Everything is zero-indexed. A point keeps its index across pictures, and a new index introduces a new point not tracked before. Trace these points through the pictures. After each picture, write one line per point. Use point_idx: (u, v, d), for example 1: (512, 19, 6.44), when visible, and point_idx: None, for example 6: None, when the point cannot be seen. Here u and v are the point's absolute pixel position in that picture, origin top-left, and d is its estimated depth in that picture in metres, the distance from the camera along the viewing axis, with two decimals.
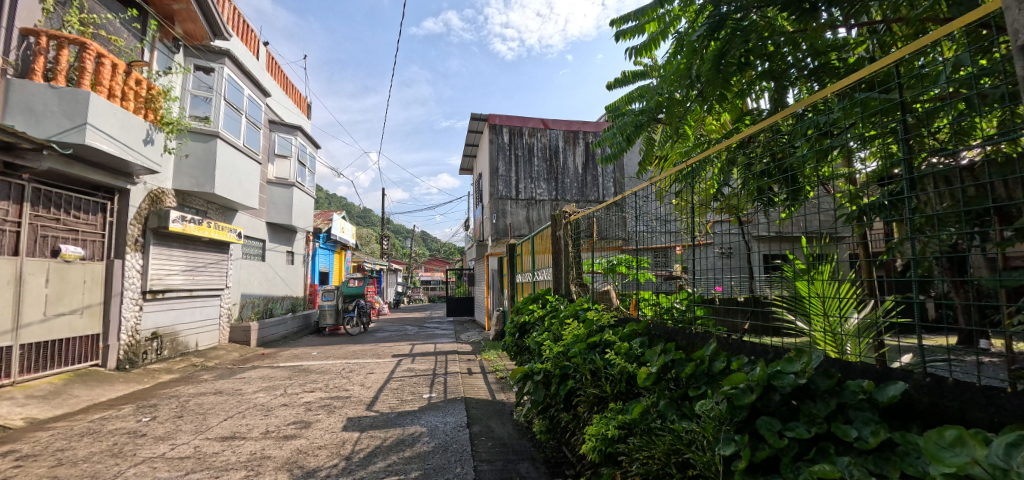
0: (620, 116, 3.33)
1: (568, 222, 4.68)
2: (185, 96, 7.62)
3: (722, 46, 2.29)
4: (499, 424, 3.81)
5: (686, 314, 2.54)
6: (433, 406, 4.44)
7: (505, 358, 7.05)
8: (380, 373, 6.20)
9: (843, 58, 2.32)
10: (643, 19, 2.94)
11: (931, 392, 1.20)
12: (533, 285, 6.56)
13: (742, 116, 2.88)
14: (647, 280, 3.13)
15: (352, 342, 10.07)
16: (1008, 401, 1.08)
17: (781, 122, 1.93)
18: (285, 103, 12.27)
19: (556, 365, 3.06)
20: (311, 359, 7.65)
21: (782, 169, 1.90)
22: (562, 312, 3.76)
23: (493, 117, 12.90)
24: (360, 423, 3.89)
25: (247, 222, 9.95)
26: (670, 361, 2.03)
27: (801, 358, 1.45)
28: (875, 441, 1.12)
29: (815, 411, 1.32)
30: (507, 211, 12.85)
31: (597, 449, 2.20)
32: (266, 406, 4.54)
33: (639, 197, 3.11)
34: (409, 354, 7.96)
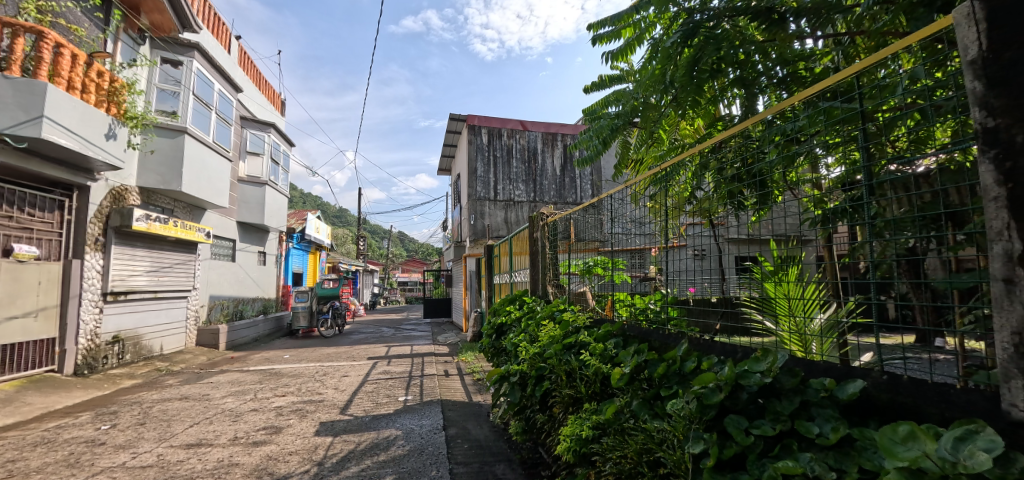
0: (597, 119, 3.36)
1: (546, 223, 4.70)
2: (151, 90, 7.34)
3: (696, 53, 2.34)
4: (476, 426, 3.79)
5: (660, 316, 2.58)
6: (409, 408, 4.39)
7: (482, 360, 7.03)
8: (354, 376, 6.09)
9: (810, 68, 2.43)
10: (619, 24, 2.99)
11: (888, 389, 1.26)
12: (510, 286, 6.57)
13: (715, 121, 2.96)
14: (623, 281, 3.19)
15: (326, 344, 9.88)
16: (958, 397, 1.13)
17: (751, 128, 2.01)
18: (258, 99, 11.95)
19: (532, 366, 3.08)
20: (283, 362, 7.47)
21: (752, 173, 1.99)
22: (538, 313, 3.79)
23: (472, 118, 12.85)
24: (334, 427, 3.82)
25: (217, 222, 9.65)
26: (643, 361, 2.07)
27: (767, 358, 1.50)
28: (836, 437, 1.16)
29: (779, 408, 1.36)
30: (486, 212, 12.84)
31: (572, 449, 2.22)
32: (235, 411, 4.40)
33: (616, 200, 3.17)
34: (385, 357, 7.86)
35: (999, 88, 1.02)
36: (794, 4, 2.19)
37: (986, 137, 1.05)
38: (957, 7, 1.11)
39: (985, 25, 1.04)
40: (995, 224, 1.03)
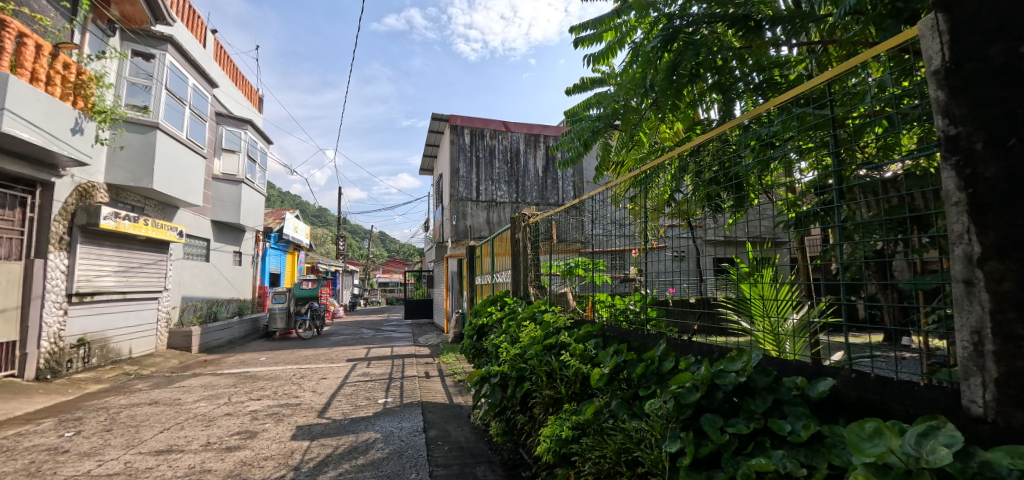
0: (578, 121, 3.39)
1: (527, 224, 4.72)
2: (121, 84, 7.09)
3: (675, 58, 2.38)
4: (456, 427, 3.77)
5: (640, 316, 2.63)
6: (388, 411, 4.35)
7: (463, 361, 7.00)
8: (333, 378, 6.00)
9: (785, 75, 2.49)
10: (600, 27, 3.02)
11: (857, 387, 1.30)
12: (492, 287, 6.56)
13: (694, 125, 3.01)
14: (604, 282, 3.22)
15: (305, 346, 9.71)
16: (921, 394, 1.17)
17: (728, 132, 2.04)
18: (234, 95, 11.67)
19: (512, 367, 3.08)
20: (258, 365, 7.30)
21: (730, 176, 2.03)
22: (519, 314, 3.79)
23: (454, 118, 12.80)
24: (311, 431, 3.75)
25: (190, 220, 9.38)
26: (622, 362, 2.10)
27: (742, 357, 1.54)
28: (807, 434, 1.19)
29: (753, 407, 1.39)
30: (468, 213, 12.80)
31: (552, 450, 2.22)
32: (208, 416, 4.28)
33: (597, 201, 3.19)
34: (365, 358, 7.76)
35: (960, 97, 1.07)
36: (770, 12, 2.24)
37: (949, 144, 1.09)
38: (922, 19, 1.16)
39: (948, 36, 1.09)
40: (956, 227, 1.07)
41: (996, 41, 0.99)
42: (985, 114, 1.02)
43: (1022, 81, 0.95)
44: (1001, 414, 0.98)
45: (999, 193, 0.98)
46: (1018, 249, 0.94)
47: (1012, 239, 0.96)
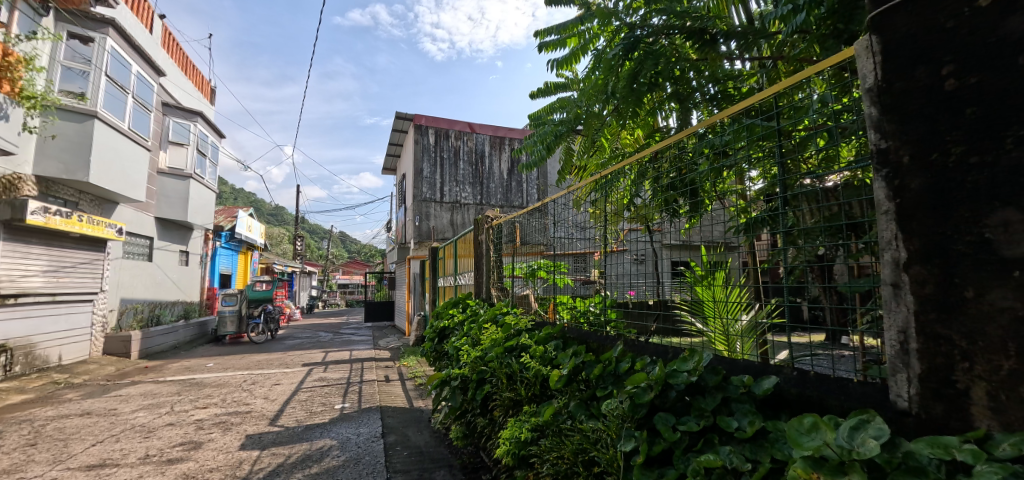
0: (542, 125, 3.42)
1: (491, 226, 4.72)
2: (55, 68, 6.58)
3: (636, 66, 2.45)
4: (416, 432, 3.71)
5: (600, 318, 2.69)
6: (345, 417, 4.23)
7: (425, 364, 6.91)
8: (286, 384, 5.77)
9: (738, 88, 2.62)
10: (564, 33, 3.06)
11: (798, 383, 1.37)
12: (454, 289, 6.51)
13: (653, 132, 3.10)
14: (565, 284, 3.26)
15: (257, 351, 9.30)
16: (855, 389, 1.25)
17: (685, 140, 2.11)
18: (183, 85, 11.07)
19: (473, 370, 3.07)
20: (206, 371, 6.93)
21: (685, 183, 2.10)
22: (481, 317, 3.78)
23: (418, 117, 12.61)
24: (262, 440, 3.59)
25: (131, 217, 8.79)
26: (581, 363, 2.13)
27: (693, 357, 1.59)
28: (752, 430, 1.25)
29: (704, 405, 1.44)
30: (431, 214, 12.65)
31: (511, 452, 2.22)
32: (147, 426, 4.02)
33: (560, 204, 3.24)
34: (321, 363, 7.52)
35: (890, 114, 1.15)
36: (725, 27, 2.35)
37: (879, 158, 1.17)
38: (858, 40, 1.24)
39: (880, 57, 1.17)
40: (885, 234, 1.16)
41: (920, 64, 1.08)
42: (912, 129, 1.10)
43: (947, 100, 1.04)
44: (923, 406, 1.06)
45: (922, 204, 1.07)
46: (940, 256, 1.03)
47: (934, 246, 1.05)
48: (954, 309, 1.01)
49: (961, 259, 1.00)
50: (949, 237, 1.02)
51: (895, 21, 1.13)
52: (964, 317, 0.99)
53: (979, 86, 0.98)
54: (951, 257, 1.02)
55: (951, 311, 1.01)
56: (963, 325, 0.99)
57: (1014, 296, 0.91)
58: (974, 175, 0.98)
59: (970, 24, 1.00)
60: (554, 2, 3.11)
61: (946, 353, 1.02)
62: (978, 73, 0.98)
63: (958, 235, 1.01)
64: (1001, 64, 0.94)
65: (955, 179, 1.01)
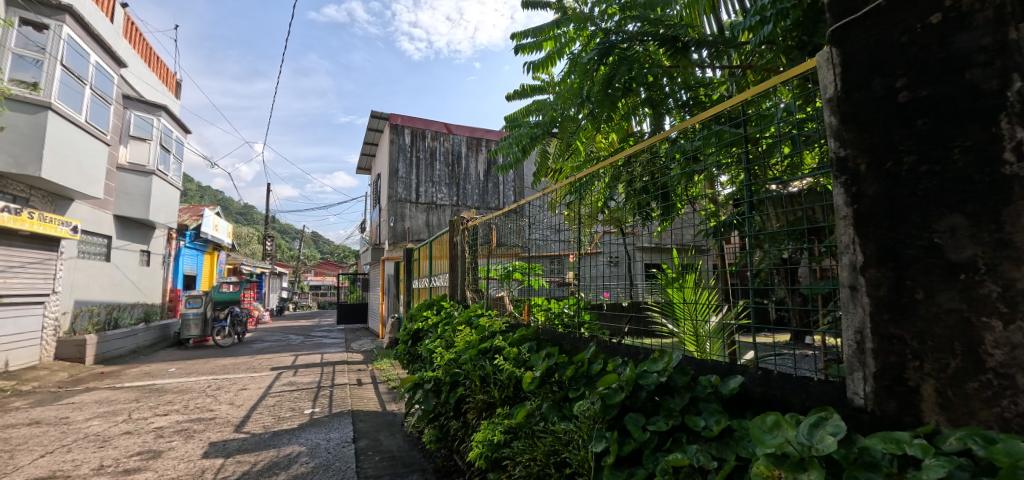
0: (518, 127, 3.42)
1: (466, 228, 4.70)
2: (6, 55, 6.22)
3: (610, 71, 2.49)
4: (388, 436, 3.66)
5: (574, 319, 2.72)
6: (315, 422, 4.13)
7: (398, 367, 6.81)
8: (253, 389, 5.60)
9: (709, 95, 2.69)
10: (540, 36, 3.08)
11: (762, 383, 1.41)
12: (429, 291, 6.45)
13: (627, 136, 3.15)
14: (541, 286, 3.28)
15: (223, 355, 8.99)
16: (815, 388, 1.29)
17: (658, 145, 2.15)
18: (146, 78, 10.63)
19: (446, 372, 3.06)
20: (167, 376, 6.65)
21: (658, 187, 2.14)
22: (455, 319, 3.77)
23: (394, 117, 12.46)
24: (226, 448, 3.47)
25: (87, 214, 8.37)
26: (554, 365, 2.14)
27: (663, 358, 1.62)
28: (718, 429, 1.28)
29: (673, 405, 1.46)
30: (406, 214, 12.50)
31: (483, 455, 2.21)
32: (103, 435, 3.83)
33: (535, 206, 3.26)
34: (291, 367, 7.32)
35: (849, 123, 1.20)
36: (696, 36, 2.42)
37: (838, 166, 1.22)
38: (819, 52, 1.29)
39: (840, 69, 1.22)
40: (843, 239, 1.20)
41: (876, 77, 1.13)
42: (869, 139, 1.15)
43: (900, 111, 1.09)
44: (878, 404, 1.11)
45: (878, 209, 1.12)
46: (894, 259, 1.08)
47: (888, 250, 1.10)
48: (906, 310, 1.06)
49: (913, 262, 1.05)
50: (902, 240, 1.07)
51: (853, 35, 1.18)
52: (915, 318, 1.05)
53: (929, 99, 1.03)
54: (903, 260, 1.07)
55: (903, 311, 1.06)
56: (913, 325, 1.05)
57: (960, 298, 0.97)
58: (924, 183, 1.04)
59: (921, 40, 1.05)
60: (531, 6, 3.13)
61: (899, 352, 1.07)
62: (928, 87, 1.04)
63: (910, 240, 1.06)
64: (949, 78, 1.00)
65: (907, 186, 1.07)
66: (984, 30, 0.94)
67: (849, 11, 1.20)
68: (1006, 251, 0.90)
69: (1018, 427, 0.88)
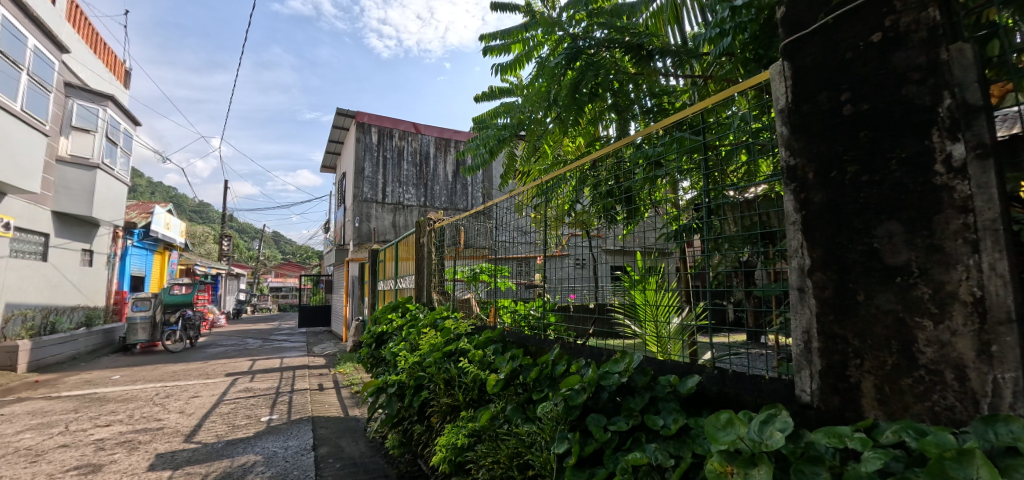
0: (485, 129, 3.40)
1: (432, 229, 4.65)
2: None
3: (578, 76, 2.54)
4: (350, 442, 3.57)
5: (540, 322, 2.74)
6: (273, 429, 3.98)
7: (362, 371, 6.66)
8: (206, 396, 5.34)
9: (672, 102, 2.76)
10: (508, 39, 3.08)
11: (718, 382, 1.46)
12: (395, 292, 6.34)
13: (594, 141, 3.20)
14: (508, 288, 3.31)
15: (174, 361, 8.54)
16: (766, 385, 1.35)
17: (623, 150, 2.19)
18: (91, 65, 9.98)
19: (410, 376, 3.02)
20: (111, 384, 6.26)
21: (623, 190, 2.19)
22: (421, 321, 3.73)
23: (361, 115, 12.17)
24: (175, 459, 3.29)
25: (21, 210, 7.77)
26: (518, 367, 2.15)
27: (625, 359, 1.65)
28: (676, 427, 1.32)
29: (633, 405, 1.49)
30: (372, 215, 12.24)
31: (447, 459, 2.19)
32: (35, 449, 3.56)
33: (502, 208, 3.27)
34: (248, 372, 7.02)
35: (798, 134, 1.26)
36: (660, 45, 2.49)
37: (788, 173, 1.28)
38: (773, 65, 1.35)
39: (792, 82, 1.28)
40: (793, 243, 1.26)
41: (823, 90, 1.20)
42: (817, 150, 1.21)
43: (845, 123, 1.15)
44: (823, 399, 1.17)
45: (824, 216, 1.18)
46: (838, 263, 1.14)
47: (833, 255, 1.16)
48: (849, 311, 1.12)
49: (854, 266, 1.11)
50: (845, 246, 1.13)
51: (804, 50, 1.25)
52: (856, 318, 1.11)
53: (871, 112, 1.10)
54: (847, 264, 1.13)
55: (846, 312, 1.13)
56: (855, 325, 1.11)
57: (896, 300, 1.04)
58: (864, 191, 1.10)
59: (863, 57, 1.12)
60: (500, 8, 3.13)
61: (842, 351, 1.13)
62: (870, 101, 1.10)
63: (852, 245, 1.12)
64: (888, 93, 1.07)
65: (850, 194, 1.13)
66: (919, 50, 1.01)
67: (801, 27, 1.26)
68: (937, 255, 0.97)
69: (946, 419, 0.96)
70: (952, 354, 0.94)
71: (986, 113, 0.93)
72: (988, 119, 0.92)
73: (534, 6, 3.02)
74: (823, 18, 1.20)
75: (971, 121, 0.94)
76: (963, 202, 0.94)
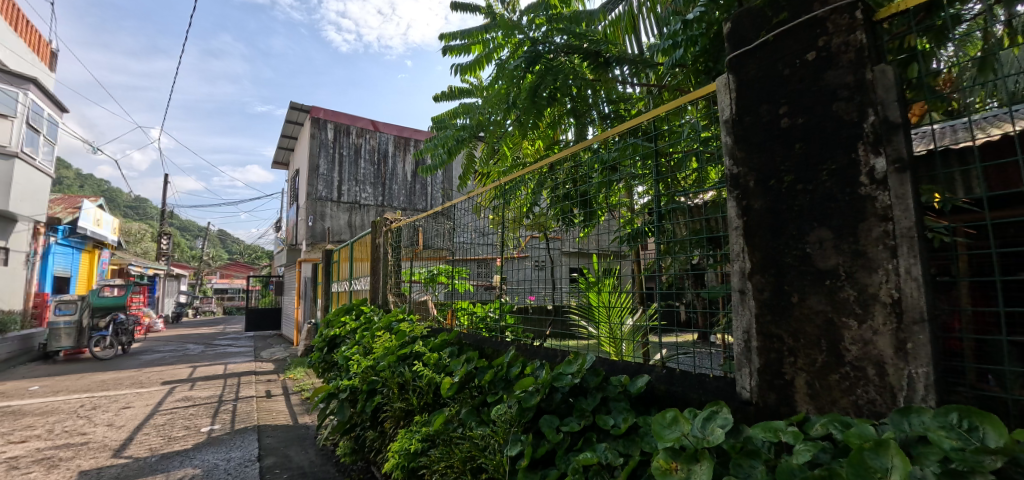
0: (444, 129, 3.36)
1: (389, 229, 4.56)
2: None
3: (537, 80, 2.56)
4: (299, 451, 3.43)
5: (498, 323, 2.78)
6: (213, 440, 3.76)
7: (313, 377, 6.42)
8: (139, 407, 4.97)
9: (629, 109, 2.83)
10: (468, 39, 3.06)
11: (666, 381, 1.51)
12: (349, 294, 6.16)
13: (553, 144, 3.24)
14: (466, 289, 3.26)
15: (103, 369, 7.88)
16: (710, 384, 1.41)
17: (581, 153, 2.23)
18: (9, 43, 9.08)
19: (363, 380, 2.93)
20: (27, 396, 5.70)
21: (580, 194, 2.22)
22: (375, 324, 3.64)
23: (316, 110, 11.71)
24: (101, 476, 3.05)
25: None
26: (473, 369, 2.14)
27: (578, 360, 1.68)
28: (625, 426, 1.35)
29: (585, 406, 1.52)
30: (327, 214, 11.80)
31: (400, 465, 2.14)
32: None
33: (461, 209, 3.25)
34: (188, 380, 6.60)
35: (741, 144, 1.32)
36: (617, 53, 2.57)
37: (732, 181, 1.35)
38: (719, 78, 1.41)
39: (735, 94, 1.35)
40: (735, 248, 1.32)
41: (764, 103, 1.27)
42: (757, 159, 1.28)
43: (782, 135, 1.22)
44: (760, 396, 1.23)
45: (764, 222, 1.24)
46: (775, 267, 1.21)
47: (771, 260, 1.22)
48: (784, 311, 1.19)
49: (790, 269, 1.18)
50: (781, 250, 1.20)
51: (747, 65, 1.32)
52: (791, 319, 1.18)
53: (806, 126, 1.17)
54: (782, 267, 1.20)
55: (782, 313, 1.19)
56: (789, 325, 1.18)
57: (826, 301, 1.11)
58: (798, 199, 1.18)
59: (798, 74, 1.19)
60: (460, 8, 3.11)
61: (778, 349, 1.20)
62: (805, 115, 1.18)
63: (787, 250, 1.19)
64: (821, 108, 1.14)
65: (785, 202, 1.20)
66: (848, 70, 1.10)
67: (745, 42, 1.33)
68: (861, 260, 1.05)
69: (868, 411, 1.03)
70: (873, 352, 1.03)
71: (904, 130, 1.02)
72: (906, 136, 1.01)
73: (495, 8, 3.03)
74: (764, 36, 1.28)
75: (891, 137, 1.03)
76: (884, 211, 1.02)
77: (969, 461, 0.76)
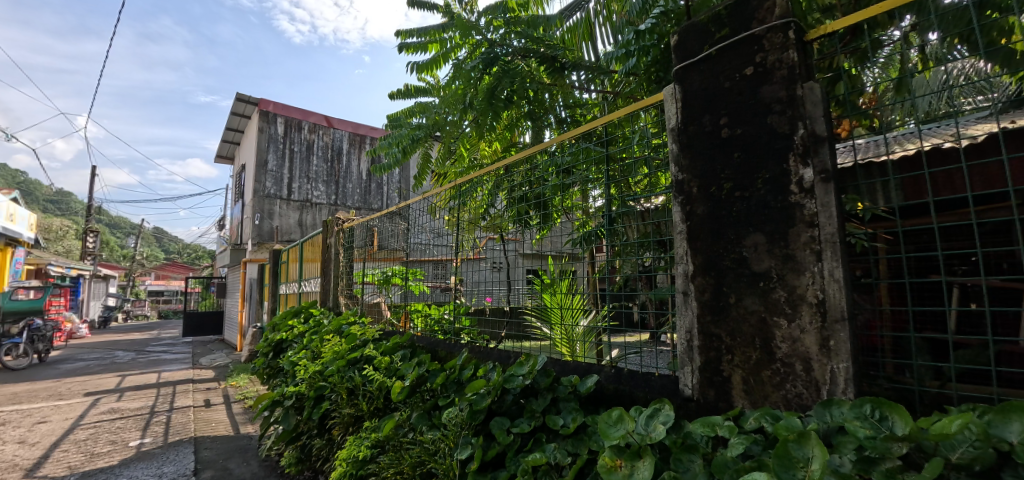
0: (400, 127, 3.28)
1: (341, 228, 4.43)
2: None
3: (494, 82, 2.56)
4: (240, 463, 3.25)
5: (452, 325, 2.78)
6: (143, 454, 3.50)
7: (258, 384, 6.10)
8: (57, 421, 4.55)
9: (585, 114, 2.89)
10: (426, 37, 3.02)
11: (614, 380, 1.56)
12: (298, 297, 5.92)
13: (511, 146, 3.25)
14: (422, 291, 3.36)
15: (13, 380, 7.14)
16: (655, 381, 1.46)
17: (536, 156, 2.25)
18: None
19: (310, 386, 2.82)
20: None
21: (536, 196, 2.23)
22: (324, 328, 3.53)
23: (265, 103, 11.19)
24: None
25: None
26: (425, 373, 2.11)
27: (529, 361, 1.70)
28: (574, 426, 1.38)
29: (535, 407, 1.55)
30: (276, 212, 11.29)
31: (346, 474, 2.08)
32: None
33: (415, 209, 3.20)
34: (115, 390, 6.10)
35: (686, 151, 1.38)
36: (573, 59, 2.62)
37: (677, 187, 1.40)
38: (667, 87, 1.47)
39: (681, 104, 1.41)
40: (679, 251, 1.38)
41: (707, 114, 1.33)
42: (701, 167, 1.34)
43: (722, 144, 1.29)
44: (700, 392, 1.29)
45: (705, 226, 1.31)
46: (715, 269, 1.27)
47: (712, 263, 1.28)
48: (723, 312, 1.25)
49: (728, 272, 1.25)
50: (720, 253, 1.27)
51: (692, 76, 1.38)
52: (728, 319, 1.24)
53: (743, 136, 1.24)
54: (721, 270, 1.26)
55: (721, 313, 1.26)
56: (727, 324, 1.24)
57: (760, 302, 1.18)
58: (735, 206, 1.25)
59: (738, 87, 1.26)
60: (418, 5, 3.07)
61: (717, 348, 1.26)
62: (742, 126, 1.25)
63: (726, 253, 1.26)
64: (757, 120, 1.22)
65: (725, 207, 1.27)
66: (781, 85, 1.17)
67: (690, 54, 1.39)
68: (790, 263, 1.13)
69: (796, 405, 1.11)
70: (801, 349, 1.10)
71: (829, 143, 1.10)
72: (831, 149, 1.09)
73: (453, 7, 3.01)
74: (708, 49, 1.34)
75: (817, 149, 1.11)
76: (810, 218, 1.10)
77: (880, 447, 0.84)
